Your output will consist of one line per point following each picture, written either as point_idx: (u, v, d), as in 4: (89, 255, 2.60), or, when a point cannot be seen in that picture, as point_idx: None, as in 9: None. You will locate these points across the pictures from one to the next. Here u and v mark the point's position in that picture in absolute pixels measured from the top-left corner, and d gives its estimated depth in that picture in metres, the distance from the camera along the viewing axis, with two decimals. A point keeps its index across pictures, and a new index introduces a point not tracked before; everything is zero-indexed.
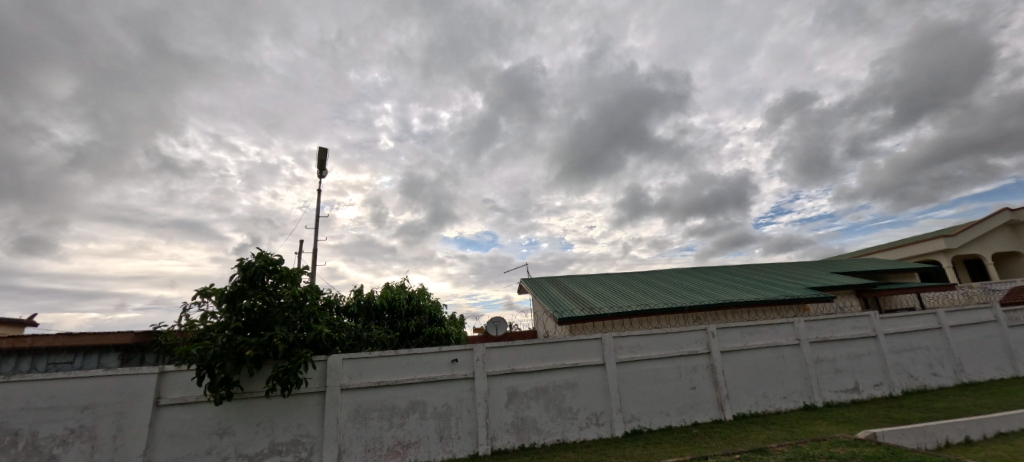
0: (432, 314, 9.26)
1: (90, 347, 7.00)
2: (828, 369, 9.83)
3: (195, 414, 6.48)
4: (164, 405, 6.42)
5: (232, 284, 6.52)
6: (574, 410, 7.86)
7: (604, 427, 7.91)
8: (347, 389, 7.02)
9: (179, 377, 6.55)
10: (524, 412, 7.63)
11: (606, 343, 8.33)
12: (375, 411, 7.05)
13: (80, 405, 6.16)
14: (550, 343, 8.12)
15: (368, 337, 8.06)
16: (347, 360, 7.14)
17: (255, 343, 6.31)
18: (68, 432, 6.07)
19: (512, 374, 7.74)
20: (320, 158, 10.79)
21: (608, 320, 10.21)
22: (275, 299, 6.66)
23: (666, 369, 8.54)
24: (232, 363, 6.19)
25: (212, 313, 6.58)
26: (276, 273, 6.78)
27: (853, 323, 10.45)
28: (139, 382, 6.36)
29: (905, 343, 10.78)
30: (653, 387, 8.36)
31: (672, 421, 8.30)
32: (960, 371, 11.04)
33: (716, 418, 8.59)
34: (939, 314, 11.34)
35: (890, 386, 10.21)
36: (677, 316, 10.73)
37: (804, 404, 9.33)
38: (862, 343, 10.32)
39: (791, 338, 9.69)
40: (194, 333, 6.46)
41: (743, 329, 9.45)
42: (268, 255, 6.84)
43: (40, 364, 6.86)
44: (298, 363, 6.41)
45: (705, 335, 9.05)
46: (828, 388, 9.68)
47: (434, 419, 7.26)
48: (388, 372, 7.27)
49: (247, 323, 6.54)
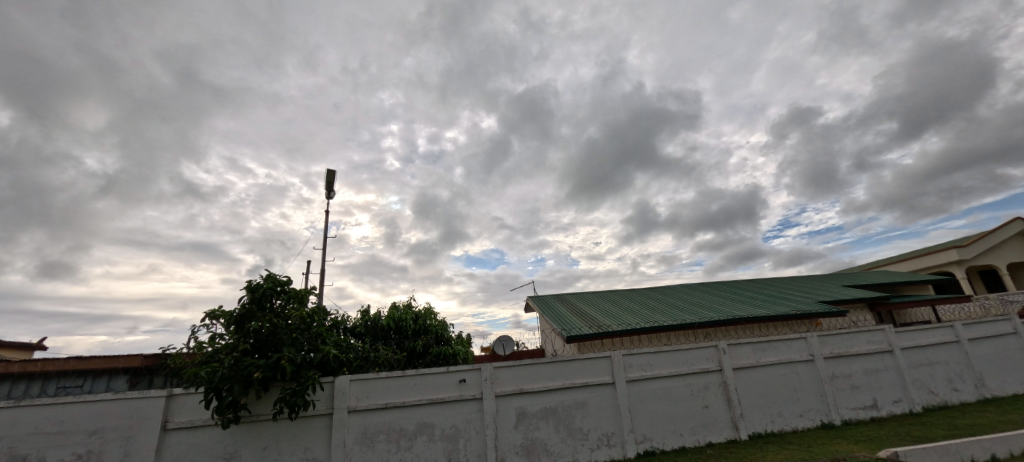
0: (439, 334, 9.21)
1: (100, 370, 6.97)
2: (844, 385, 9.63)
3: (201, 438, 6.41)
4: (172, 429, 6.35)
5: (242, 306, 6.54)
6: (585, 431, 7.70)
7: (616, 448, 7.75)
8: (355, 411, 6.94)
9: (187, 400, 6.51)
10: (534, 433, 7.48)
11: (615, 361, 8.21)
12: (382, 433, 6.96)
13: (88, 429, 6.13)
14: (558, 361, 8.02)
15: (375, 358, 8.02)
16: (354, 381, 7.09)
17: (263, 365, 6.27)
18: (76, 457, 6.04)
19: (521, 394, 7.63)
20: (326, 179, 10.92)
21: (618, 338, 10.08)
22: (284, 321, 6.68)
23: (677, 387, 8.38)
24: (240, 386, 6.15)
25: (221, 335, 6.60)
26: (284, 294, 6.81)
27: (867, 337, 10.28)
28: (149, 406, 6.34)
29: (922, 358, 10.56)
30: (665, 406, 8.19)
31: (686, 442, 8.10)
32: (982, 386, 10.76)
33: (731, 438, 8.39)
34: (956, 326, 11.13)
35: (909, 402, 9.96)
36: (687, 332, 10.57)
37: (821, 422, 9.10)
38: (877, 358, 10.11)
39: (804, 354, 9.53)
40: (204, 355, 6.47)
41: (755, 345, 9.29)
42: (277, 276, 6.88)
43: (50, 387, 6.83)
44: (305, 385, 6.35)
45: (717, 351, 8.90)
46: (845, 405, 9.46)
47: (442, 441, 7.14)
48: (395, 393, 7.20)
49: (255, 344, 6.54)
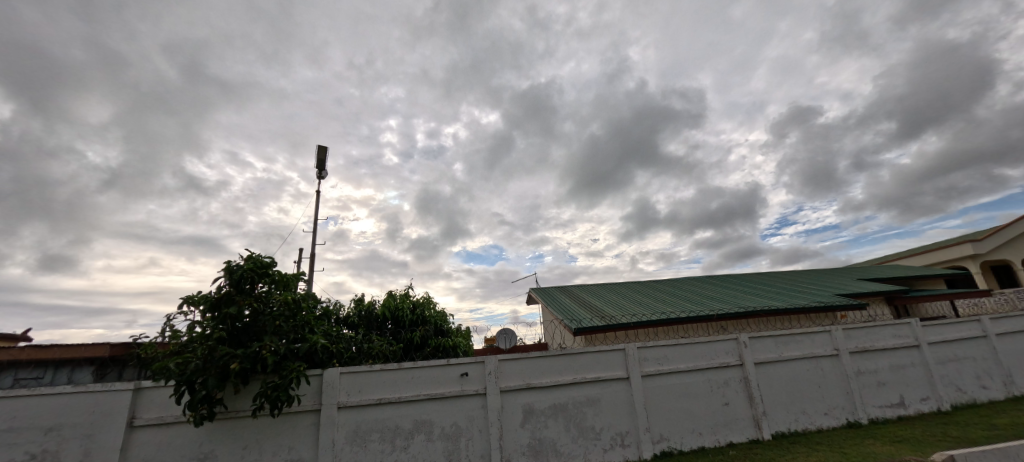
0: (439, 325, 8.56)
1: (60, 360, 6.27)
2: (870, 382, 9.02)
3: (172, 437, 5.76)
4: (139, 427, 5.69)
5: (219, 290, 5.87)
6: (597, 430, 7.07)
7: (631, 449, 7.12)
8: (345, 407, 6.29)
9: (156, 394, 5.84)
10: (542, 431, 6.85)
11: (630, 354, 7.57)
12: (375, 432, 6.31)
13: (43, 426, 5.47)
14: (568, 354, 7.39)
15: (369, 349, 7.35)
16: (344, 374, 6.44)
17: (240, 355, 5.61)
18: (29, 457, 5.38)
19: (528, 389, 6.99)
20: (320, 158, 10.21)
21: (629, 330, 9.44)
22: (266, 307, 6.02)
23: (696, 383, 7.75)
24: (215, 379, 5.48)
25: (197, 324, 5.94)
26: (268, 278, 6.15)
27: (892, 331, 9.67)
28: (113, 400, 5.68)
29: (949, 353, 9.97)
30: (682, 403, 7.56)
31: (705, 442, 7.48)
32: (1011, 383, 10.18)
33: (753, 438, 7.77)
34: (983, 320, 10.56)
35: (937, 400, 9.37)
36: (701, 325, 9.94)
37: (847, 421, 8.50)
38: (904, 353, 9.52)
39: (829, 348, 8.92)
40: (177, 345, 5.80)
41: (777, 338, 8.66)
42: (259, 257, 6.21)
43: (4, 379, 6.13)
44: (289, 378, 5.68)
45: (737, 345, 8.27)
46: (872, 403, 8.86)
47: (441, 440, 6.50)
48: (390, 387, 6.55)
49: (234, 333, 5.87)
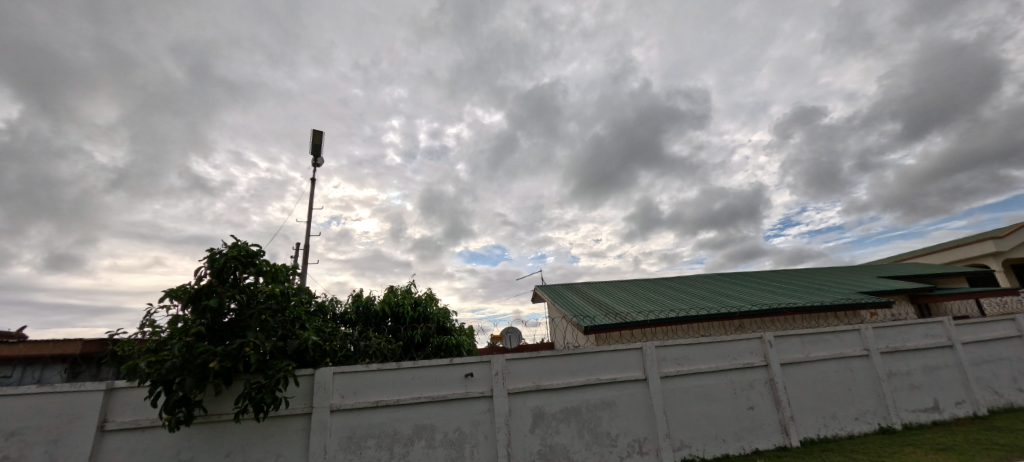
0: (441, 322, 8.02)
1: (30, 358, 5.77)
2: (902, 384, 8.42)
3: (148, 442, 5.24)
4: (111, 431, 5.18)
5: (200, 281, 5.35)
6: (613, 436, 6.51)
7: (649, 456, 6.56)
8: (338, 410, 5.75)
9: (131, 395, 5.33)
10: (553, 438, 6.29)
11: (647, 354, 7.01)
12: (371, 438, 5.78)
13: (5, 430, 4.96)
14: (581, 353, 6.83)
15: (366, 348, 6.82)
16: (338, 374, 5.90)
17: (221, 353, 5.09)
18: None
19: (537, 391, 6.43)
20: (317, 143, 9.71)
21: (642, 328, 8.87)
22: (251, 300, 5.49)
23: (718, 385, 7.18)
24: (194, 379, 4.95)
25: (176, 318, 5.43)
26: (254, 268, 5.62)
27: (925, 330, 9.06)
28: (82, 402, 5.16)
29: (984, 354, 9.35)
30: (704, 407, 6.98)
31: (729, 449, 6.91)
32: None
33: (780, 445, 7.19)
34: (1019, 320, 9.92)
35: (973, 404, 8.75)
36: (719, 323, 9.35)
37: (880, 426, 7.90)
38: (937, 353, 8.90)
39: (858, 348, 8.32)
40: (154, 342, 5.28)
41: (804, 337, 8.07)
42: (245, 245, 5.69)
43: None
44: (275, 378, 5.15)
45: (762, 344, 7.69)
46: (905, 407, 8.26)
47: (444, 447, 5.96)
48: (387, 389, 6.01)
49: (216, 329, 5.34)
